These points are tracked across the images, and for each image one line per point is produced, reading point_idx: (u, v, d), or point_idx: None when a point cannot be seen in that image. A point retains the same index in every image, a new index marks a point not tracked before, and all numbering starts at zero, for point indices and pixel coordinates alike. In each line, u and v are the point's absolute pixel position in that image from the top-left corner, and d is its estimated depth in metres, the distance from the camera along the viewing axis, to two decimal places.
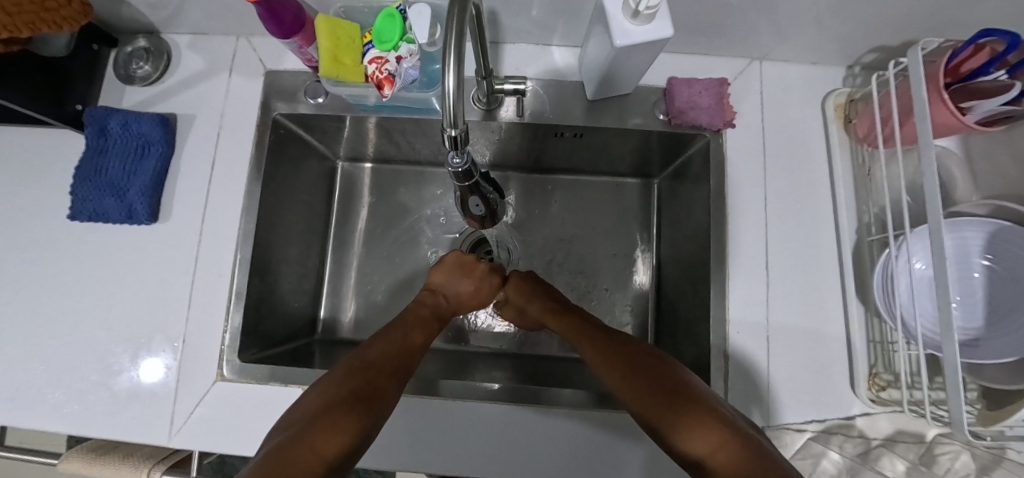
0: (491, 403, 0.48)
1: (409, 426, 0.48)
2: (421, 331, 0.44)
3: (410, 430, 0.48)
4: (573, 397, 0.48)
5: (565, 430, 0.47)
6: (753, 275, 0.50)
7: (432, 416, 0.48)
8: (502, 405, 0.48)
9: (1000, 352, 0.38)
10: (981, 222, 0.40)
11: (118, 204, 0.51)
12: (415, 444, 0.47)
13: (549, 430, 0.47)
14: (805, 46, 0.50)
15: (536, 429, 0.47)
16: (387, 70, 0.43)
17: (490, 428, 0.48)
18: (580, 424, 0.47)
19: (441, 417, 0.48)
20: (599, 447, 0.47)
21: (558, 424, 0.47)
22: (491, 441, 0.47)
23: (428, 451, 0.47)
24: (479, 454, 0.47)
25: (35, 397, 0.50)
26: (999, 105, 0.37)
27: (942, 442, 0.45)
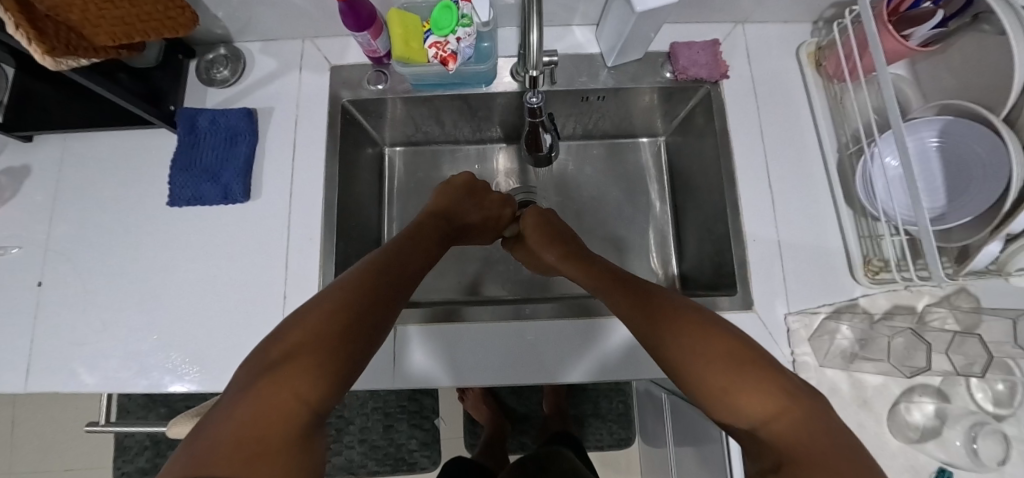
0: (502, 321, 0.58)
1: (439, 345, 0.57)
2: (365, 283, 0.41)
3: (459, 349, 0.57)
4: (582, 309, 0.58)
5: (565, 334, 0.57)
6: (759, 194, 0.60)
7: (455, 333, 0.57)
8: (513, 322, 0.58)
9: (961, 216, 0.49)
10: (931, 121, 0.52)
11: (214, 187, 0.59)
12: (455, 362, 0.56)
13: (576, 338, 0.57)
14: (778, 8, 0.62)
15: (566, 337, 0.57)
16: (450, 49, 0.53)
17: (505, 340, 0.57)
18: (579, 325, 0.58)
19: (465, 335, 0.57)
20: (593, 342, 0.57)
21: (560, 331, 0.58)
22: (508, 351, 0.57)
23: (466, 365, 0.56)
24: (499, 363, 0.57)
25: (160, 357, 0.57)
26: (930, 29, 0.49)
27: (932, 310, 0.55)
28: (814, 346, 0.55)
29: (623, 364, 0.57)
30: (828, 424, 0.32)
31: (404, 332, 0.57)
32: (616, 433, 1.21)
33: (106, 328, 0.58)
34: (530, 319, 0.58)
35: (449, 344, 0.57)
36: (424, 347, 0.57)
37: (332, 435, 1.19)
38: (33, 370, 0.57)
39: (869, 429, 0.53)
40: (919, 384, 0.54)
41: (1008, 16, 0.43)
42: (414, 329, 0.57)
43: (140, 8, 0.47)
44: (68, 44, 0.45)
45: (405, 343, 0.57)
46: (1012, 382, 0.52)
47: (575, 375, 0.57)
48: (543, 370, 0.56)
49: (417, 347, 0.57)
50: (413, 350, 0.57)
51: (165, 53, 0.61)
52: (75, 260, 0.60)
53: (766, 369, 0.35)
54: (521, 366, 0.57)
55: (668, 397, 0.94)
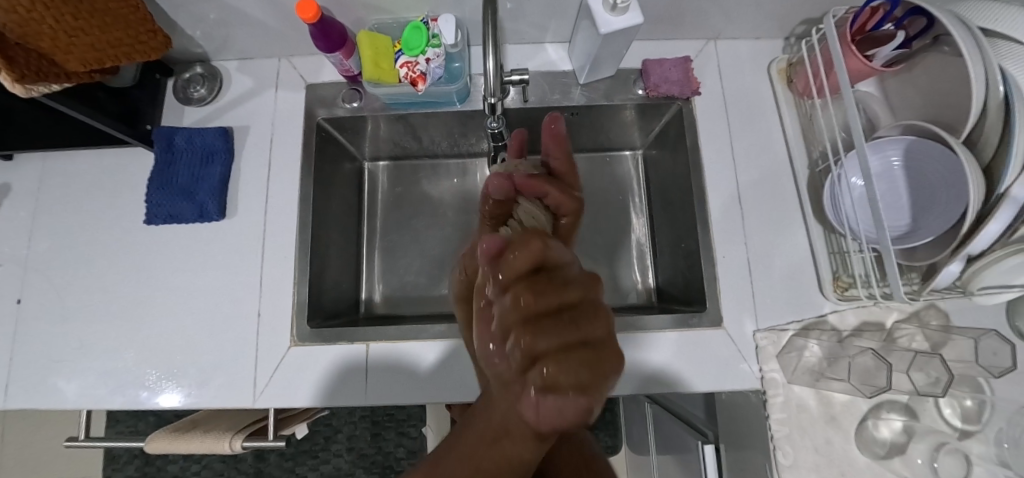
0: None
1: (420, 362, 0.57)
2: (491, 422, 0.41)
3: (437, 365, 0.57)
4: None
5: None
6: (730, 210, 0.60)
7: (434, 352, 0.57)
8: None
9: (923, 235, 0.50)
10: (895, 140, 0.52)
11: (190, 205, 0.60)
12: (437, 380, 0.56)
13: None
14: (748, 25, 0.62)
15: None
16: (418, 70, 0.54)
17: None
18: None
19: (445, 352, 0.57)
20: None
21: None
22: None
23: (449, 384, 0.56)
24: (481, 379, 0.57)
25: (137, 374, 0.58)
26: (891, 50, 0.50)
27: (901, 328, 0.55)
28: (782, 364, 0.56)
29: None
30: None
31: (382, 350, 0.57)
32: (603, 441, 1.22)
33: (83, 346, 0.59)
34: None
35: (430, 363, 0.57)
36: (403, 360, 0.57)
37: (321, 444, 1.20)
38: (11, 388, 0.58)
39: (837, 445, 0.53)
40: (888, 401, 0.54)
41: (965, 37, 0.44)
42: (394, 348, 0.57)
43: (111, 35, 0.48)
44: (38, 70, 0.46)
45: (386, 360, 0.57)
46: (981, 400, 0.50)
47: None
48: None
49: (389, 362, 0.57)
50: (393, 368, 0.57)
51: (143, 73, 0.62)
52: (54, 277, 0.61)
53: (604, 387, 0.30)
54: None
55: (651, 406, 0.94)
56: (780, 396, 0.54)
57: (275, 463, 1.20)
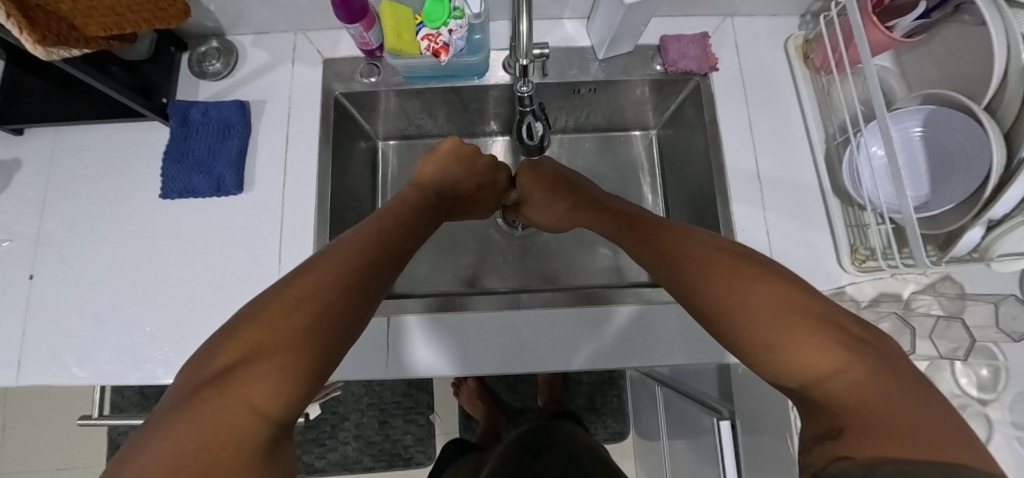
0: (500, 312, 0.58)
1: (438, 334, 0.57)
2: (289, 327, 0.30)
3: (454, 336, 0.57)
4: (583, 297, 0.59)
5: (564, 324, 0.58)
6: (748, 184, 0.61)
7: (452, 325, 0.57)
8: (511, 312, 0.58)
9: (943, 203, 0.50)
10: (915, 110, 0.53)
11: (207, 179, 0.59)
12: (454, 351, 0.57)
13: (567, 329, 0.58)
14: (765, 0, 0.62)
15: (562, 326, 0.58)
16: (441, 41, 0.53)
17: (504, 331, 0.58)
18: (577, 315, 0.58)
19: (463, 325, 0.57)
20: (592, 332, 0.58)
21: (558, 322, 0.58)
22: (507, 341, 0.57)
23: (468, 356, 0.57)
24: (498, 352, 0.57)
25: (154, 348, 0.57)
26: (912, 21, 0.50)
27: (918, 298, 0.56)
28: None
29: (617, 356, 0.57)
30: (889, 381, 0.27)
31: (402, 321, 0.57)
32: (610, 427, 1.23)
33: (97, 322, 0.58)
34: (523, 309, 0.58)
35: (448, 334, 0.57)
36: (422, 331, 0.57)
37: (328, 431, 1.19)
38: (25, 364, 0.57)
39: None
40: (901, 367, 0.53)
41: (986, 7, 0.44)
42: (414, 319, 0.57)
43: None
44: (60, 34, 0.44)
45: (406, 331, 0.57)
46: (996, 367, 0.52)
47: (569, 363, 0.57)
48: (537, 360, 0.57)
49: (408, 336, 0.57)
50: (411, 339, 0.57)
51: (157, 46, 0.61)
52: (68, 251, 0.60)
53: (808, 319, 0.31)
54: (517, 356, 0.57)
55: (661, 389, 0.94)
56: None
57: None
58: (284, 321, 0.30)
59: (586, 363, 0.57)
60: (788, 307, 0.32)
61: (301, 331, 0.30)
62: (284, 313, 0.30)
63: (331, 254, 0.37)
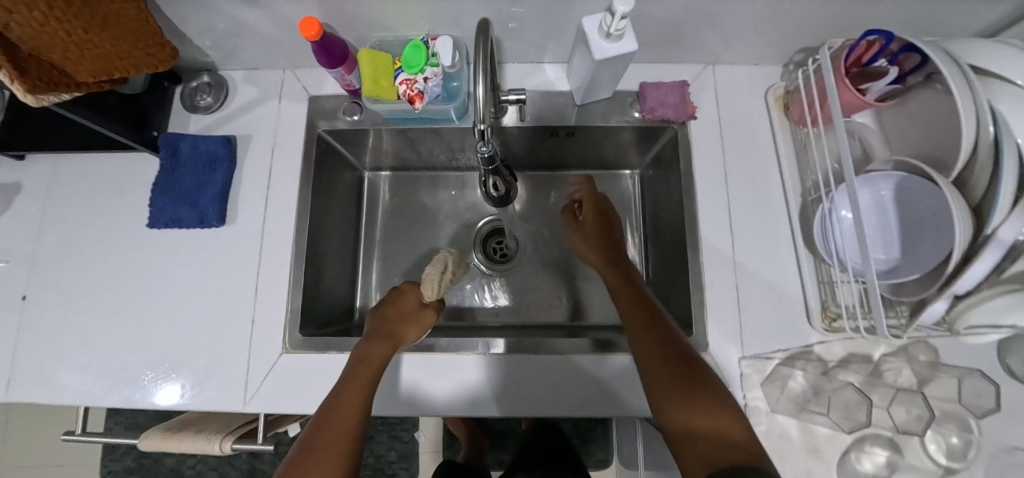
0: (498, 354, 0.58)
1: (435, 375, 0.57)
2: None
3: (451, 378, 0.57)
4: (567, 346, 0.58)
5: (565, 369, 0.57)
6: (721, 235, 0.61)
7: (449, 366, 0.58)
8: (509, 355, 0.57)
9: (911, 271, 0.49)
10: (888, 175, 0.52)
11: (192, 211, 0.61)
12: (451, 394, 0.57)
13: (569, 373, 0.57)
14: (746, 50, 0.62)
15: (567, 368, 0.57)
16: (417, 89, 0.55)
17: (503, 373, 0.57)
18: (573, 362, 0.57)
19: (461, 366, 0.58)
20: (594, 378, 0.57)
21: (559, 366, 0.57)
22: (506, 384, 0.57)
23: (466, 398, 0.56)
24: (498, 395, 0.56)
25: (132, 374, 0.59)
26: (885, 85, 0.50)
27: (888, 360, 0.55)
28: (765, 394, 0.55)
29: (613, 405, 0.56)
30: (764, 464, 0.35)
31: (399, 360, 0.58)
32: (595, 454, 1.22)
33: (80, 345, 0.60)
34: (524, 352, 0.58)
35: (447, 375, 0.57)
36: (422, 372, 0.57)
37: None
38: (12, 383, 0.59)
39: None
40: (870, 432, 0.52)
41: (950, 73, 0.44)
42: (414, 360, 0.58)
43: (121, 47, 0.50)
44: (50, 81, 0.47)
45: (406, 371, 0.57)
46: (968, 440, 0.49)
47: (536, 410, 0.56)
48: (505, 404, 0.56)
49: (406, 378, 0.57)
50: (408, 380, 0.57)
51: (151, 81, 0.64)
52: (59, 274, 0.63)
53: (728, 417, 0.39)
54: (497, 399, 0.56)
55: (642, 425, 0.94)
56: (762, 425, 0.54)
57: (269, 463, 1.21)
58: None
59: (556, 411, 0.56)
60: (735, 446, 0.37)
61: None
62: None
63: (330, 426, 0.42)
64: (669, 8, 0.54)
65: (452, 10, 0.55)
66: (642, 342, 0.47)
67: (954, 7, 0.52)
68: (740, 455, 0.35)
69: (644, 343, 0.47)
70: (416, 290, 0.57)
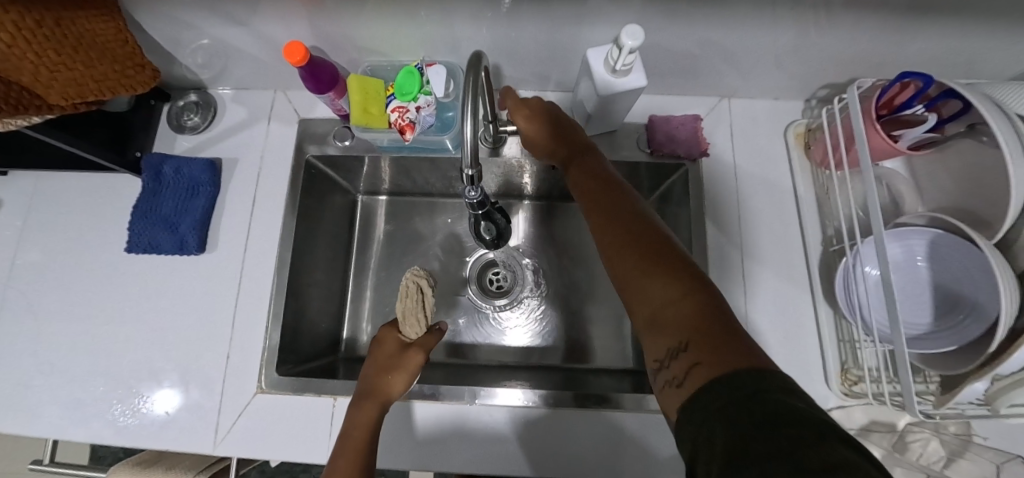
0: (511, 408, 0.53)
1: (445, 428, 0.53)
2: None
3: (463, 431, 0.53)
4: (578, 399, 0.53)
5: (582, 427, 0.53)
6: (731, 283, 0.56)
7: (457, 419, 0.54)
8: (523, 408, 0.53)
9: (943, 343, 0.44)
10: (921, 230, 0.46)
11: (171, 238, 0.58)
12: (460, 450, 0.53)
13: (588, 430, 0.53)
14: (765, 85, 0.58)
15: (586, 424, 0.53)
16: (408, 117, 0.52)
17: (516, 428, 0.53)
18: (588, 419, 0.53)
19: (471, 419, 0.54)
20: (615, 438, 0.53)
21: (576, 424, 0.53)
22: (521, 441, 0.53)
23: (478, 456, 0.52)
24: (514, 453, 0.52)
25: (98, 409, 0.56)
26: (922, 132, 0.45)
27: (913, 430, 0.50)
28: None
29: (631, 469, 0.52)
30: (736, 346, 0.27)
31: (404, 408, 0.54)
32: None
33: (46, 375, 0.57)
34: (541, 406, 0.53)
35: (458, 428, 0.53)
36: (434, 425, 0.54)
37: None
38: None
39: None
40: None
41: (1000, 128, 0.39)
42: (423, 411, 0.54)
43: (96, 68, 0.48)
44: (18, 104, 0.44)
45: (417, 421, 0.54)
46: None
47: (534, 469, 0.52)
48: (501, 461, 0.52)
49: (414, 431, 0.54)
50: (414, 433, 0.53)
51: (137, 99, 0.61)
52: (31, 297, 0.60)
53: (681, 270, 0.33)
54: (516, 457, 0.52)
55: None
56: None
57: None
58: None
59: (555, 471, 0.52)
60: (694, 312, 0.30)
61: None
62: None
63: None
64: (682, 40, 0.50)
65: (450, 37, 0.52)
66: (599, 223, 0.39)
67: (998, 48, 0.47)
68: (693, 334, 0.29)
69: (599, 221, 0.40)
70: (395, 333, 0.50)
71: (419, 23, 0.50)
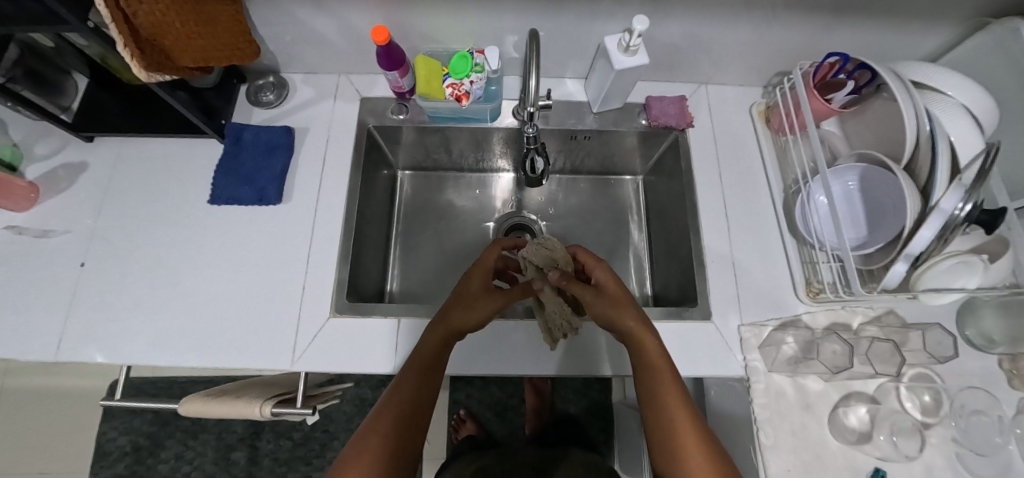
0: (546, 322, 0.64)
1: (486, 338, 0.63)
2: (388, 429, 0.47)
3: (504, 342, 0.63)
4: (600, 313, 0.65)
5: (602, 335, 0.64)
6: (716, 223, 0.71)
7: (499, 332, 0.63)
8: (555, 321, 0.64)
9: (877, 243, 0.60)
10: (853, 167, 0.63)
11: (252, 190, 0.68)
12: (502, 356, 0.63)
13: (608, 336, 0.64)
14: (733, 73, 0.75)
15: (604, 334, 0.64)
16: (463, 89, 0.65)
17: (549, 338, 0.64)
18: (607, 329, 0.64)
19: (511, 332, 0.64)
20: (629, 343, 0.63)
21: (597, 333, 0.64)
22: (553, 348, 0.63)
23: (516, 360, 0.62)
24: (547, 357, 0.63)
25: (181, 336, 0.63)
26: (845, 95, 0.62)
27: (865, 328, 0.64)
28: (764, 356, 0.63)
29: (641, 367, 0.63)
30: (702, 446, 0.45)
31: None
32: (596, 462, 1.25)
33: (132, 307, 0.65)
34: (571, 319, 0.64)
35: (500, 338, 0.63)
36: (481, 337, 0.63)
37: (316, 450, 1.21)
38: (63, 343, 0.63)
39: (813, 430, 0.60)
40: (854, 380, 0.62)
41: (896, 86, 0.56)
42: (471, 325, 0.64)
43: (217, 42, 0.60)
44: (159, 65, 0.57)
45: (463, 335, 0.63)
46: (937, 391, 0.61)
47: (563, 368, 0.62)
48: (538, 364, 0.62)
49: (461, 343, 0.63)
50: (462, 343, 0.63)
51: (223, 77, 0.73)
52: (118, 242, 0.68)
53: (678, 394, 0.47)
54: (549, 360, 0.63)
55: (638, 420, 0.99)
56: (761, 383, 0.61)
57: (268, 468, 1.21)
58: (380, 447, 0.45)
59: (583, 370, 0.63)
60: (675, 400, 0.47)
61: (402, 433, 0.47)
62: (375, 436, 0.46)
63: (403, 382, 0.50)
64: (673, 33, 0.67)
65: (495, 29, 0.67)
66: (643, 347, 0.49)
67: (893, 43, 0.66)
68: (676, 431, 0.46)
69: (650, 353, 0.49)
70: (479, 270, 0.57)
71: (474, 17, 0.64)
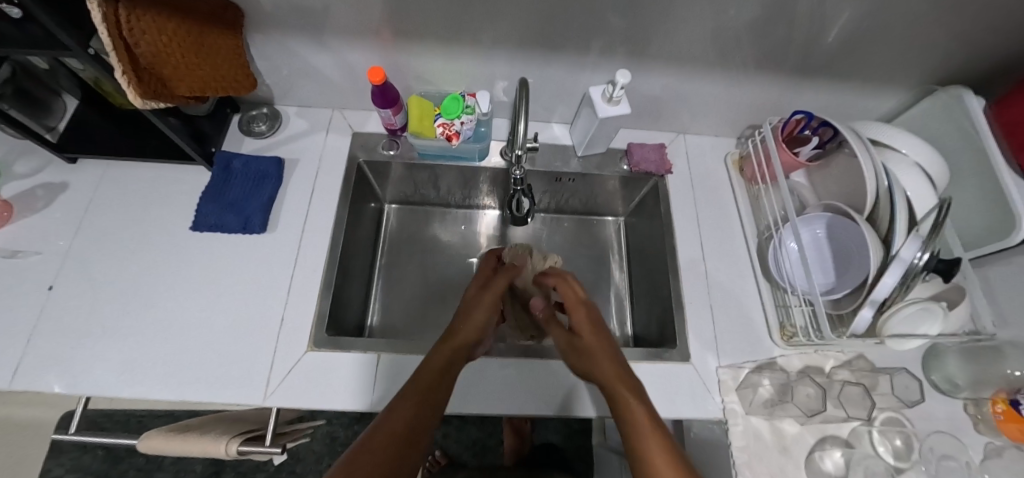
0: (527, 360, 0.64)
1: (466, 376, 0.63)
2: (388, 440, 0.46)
3: (484, 381, 0.63)
4: None
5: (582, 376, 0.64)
6: (694, 265, 0.73)
7: (479, 370, 0.63)
8: (536, 361, 0.65)
9: (845, 289, 0.63)
10: (819, 216, 0.67)
11: (237, 218, 0.68)
12: (481, 395, 0.62)
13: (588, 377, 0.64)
14: (709, 124, 0.80)
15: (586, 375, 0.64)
16: (454, 129, 0.68)
17: (529, 378, 0.64)
18: None
19: (492, 370, 0.63)
20: None
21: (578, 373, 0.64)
22: (533, 388, 0.63)
23: (496, 399, 0.62)
24: (526, 397, 0.62)
25: (148, 367, 0.60)
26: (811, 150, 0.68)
27: (837, 371, 0.66)
28: (742, 398, 0.63)
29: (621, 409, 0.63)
30: None
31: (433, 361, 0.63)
32: None
33: (99, 333, 0.62)
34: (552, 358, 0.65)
35: (481, 377, 0.63)
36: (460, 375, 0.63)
37: None
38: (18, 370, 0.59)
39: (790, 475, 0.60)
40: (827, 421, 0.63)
41: (856, 144, 0.60)
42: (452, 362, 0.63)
43: (216, 71, 0.62)
44: (156, 92, 0.58)
45: None
46: (907, 436, 0.62)
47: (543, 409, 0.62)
48: (517, 404, 0.62)
49: None
50: None
51: (217, 107, 0.74)
52: (92, 265, 0.66)
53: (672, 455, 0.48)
54: (529, 400, 0.62)
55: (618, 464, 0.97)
56: (739, 426, 0.61)
57: None
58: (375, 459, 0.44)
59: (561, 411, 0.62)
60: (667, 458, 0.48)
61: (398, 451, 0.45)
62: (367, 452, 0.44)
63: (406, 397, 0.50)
64: (652, 87, 0.71)
65: (487, 74, 0.70)
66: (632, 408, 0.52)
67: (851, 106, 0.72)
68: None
69: (639, 412, 0.52)
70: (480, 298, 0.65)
71: (467, 62, 0.68)
